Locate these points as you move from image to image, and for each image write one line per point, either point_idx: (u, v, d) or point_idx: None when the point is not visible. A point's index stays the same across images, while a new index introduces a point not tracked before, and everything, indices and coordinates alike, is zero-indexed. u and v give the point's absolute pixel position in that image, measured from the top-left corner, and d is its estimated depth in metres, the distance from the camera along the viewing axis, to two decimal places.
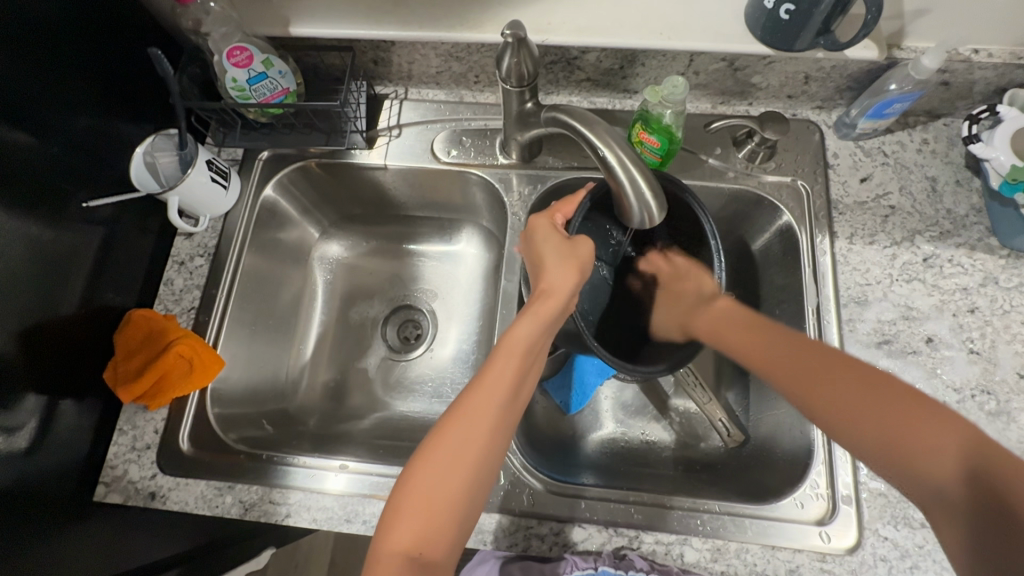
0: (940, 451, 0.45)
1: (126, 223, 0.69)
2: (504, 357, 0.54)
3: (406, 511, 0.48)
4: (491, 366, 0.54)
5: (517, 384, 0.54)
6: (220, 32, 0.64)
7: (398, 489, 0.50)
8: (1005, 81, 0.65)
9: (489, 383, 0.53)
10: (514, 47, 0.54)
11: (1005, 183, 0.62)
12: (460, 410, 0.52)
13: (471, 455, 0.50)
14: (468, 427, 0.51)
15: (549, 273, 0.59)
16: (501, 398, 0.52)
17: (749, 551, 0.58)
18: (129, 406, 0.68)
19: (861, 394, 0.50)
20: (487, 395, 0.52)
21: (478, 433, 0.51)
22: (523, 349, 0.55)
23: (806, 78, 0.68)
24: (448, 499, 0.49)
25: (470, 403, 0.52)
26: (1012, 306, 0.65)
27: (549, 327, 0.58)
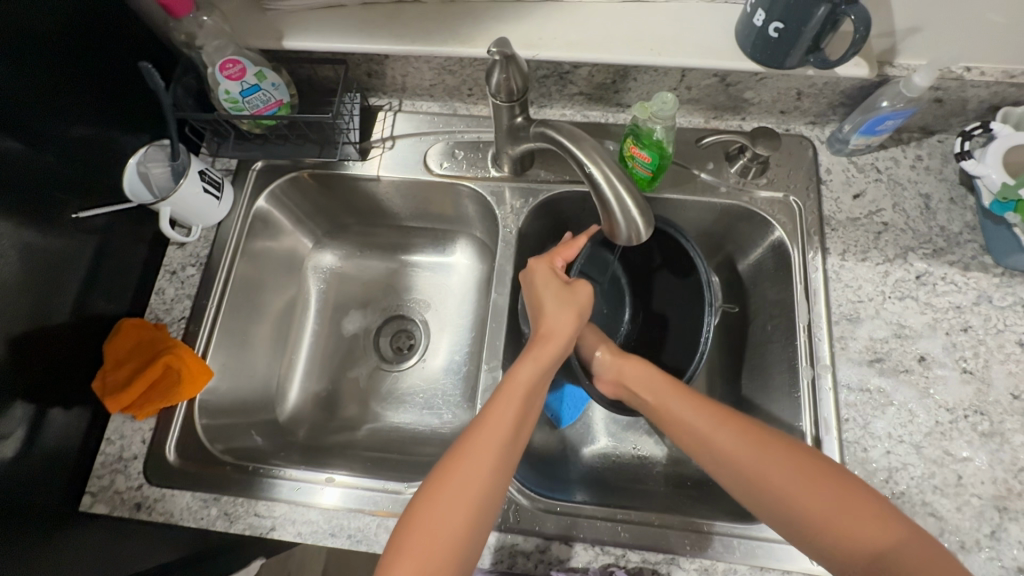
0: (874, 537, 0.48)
1: (118, 232, 0.69)
2: (504, 399, 0.55)
3: (406, 553, 0.47)
4: (492, 407, 0.55)
5: (518, 423, 0.55)
6: (213, 45, 0.64)
7: (399, 532, 0.49)
8: (998, 99, 0.65)
9: (490, 423, 0.54)
10: (503, 63, 0.55)
11: (995, 202, 0.62)
12: (461, 450, 0.52)
13: (474, 496, 0.50)
14: (472, 468, 0.51)
15: (550, 316, 0.60)
16: (503, 437, 0.53)
17: (738, 572, 0.58)
18: (117, 415, 0.68)
19: (791, 477, 0.52)
20: (491, 435, 0.53)
21: (481, 475, 0.51)
22: (525, 391, 0.56)
23: (799, 93, 0.68)
24: (450, 541, 0.48)
25: (470, 444, 0.52)
26: (1006, 325, 0.64)
27: (551, 368, 0.59)
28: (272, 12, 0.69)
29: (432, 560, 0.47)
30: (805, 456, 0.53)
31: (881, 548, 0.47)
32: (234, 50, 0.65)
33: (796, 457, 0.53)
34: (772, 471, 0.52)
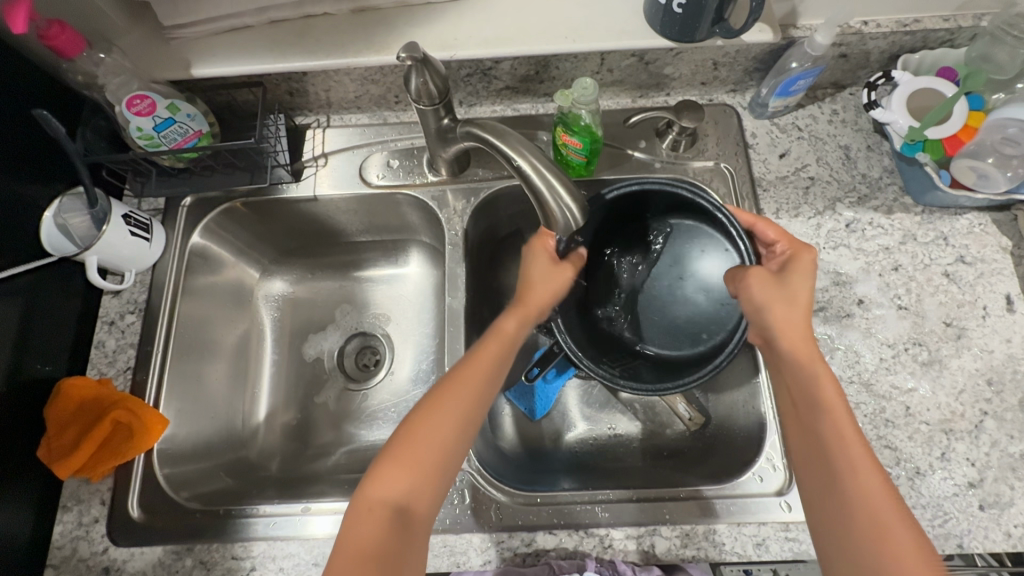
0: (883, 521, 0.46)
1: (45, 289, 0.65)
2: (496, 343, 0.59)
3: (395, 460, 0.52)
4: (482, 349, 0.59)
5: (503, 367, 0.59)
6: (115, 82, 0.61)
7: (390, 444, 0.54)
8: (896, 48, 0.69)
9: (479, 362, 0.58)
10: (417, 67, 0.54)
11: (904, 145, 0.66)
12: (453, 382, 0.56)
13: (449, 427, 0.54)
14: (452, 407, 0.55)
15: (539, 288, 0.62)
16: (480, 383, 0.56)
17: (717, 531, 0.60)
18: (71, 480, 0.64)
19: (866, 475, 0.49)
20: (468, 383, 0.56)
21: (457, 414, 0.54)
22: (506, 343, 0.60)
23: (714, 64, 0.71)
24: (434, 462, 0.53)
25: (452, 385, 0.56)
26: (931, 259, 0.68)
27: (502, 360, 0.59)
28: (176, 40, 0.66)
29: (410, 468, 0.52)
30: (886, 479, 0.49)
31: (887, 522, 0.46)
32: (138, 85, 0.62)
33: (841, 409, 0.52)
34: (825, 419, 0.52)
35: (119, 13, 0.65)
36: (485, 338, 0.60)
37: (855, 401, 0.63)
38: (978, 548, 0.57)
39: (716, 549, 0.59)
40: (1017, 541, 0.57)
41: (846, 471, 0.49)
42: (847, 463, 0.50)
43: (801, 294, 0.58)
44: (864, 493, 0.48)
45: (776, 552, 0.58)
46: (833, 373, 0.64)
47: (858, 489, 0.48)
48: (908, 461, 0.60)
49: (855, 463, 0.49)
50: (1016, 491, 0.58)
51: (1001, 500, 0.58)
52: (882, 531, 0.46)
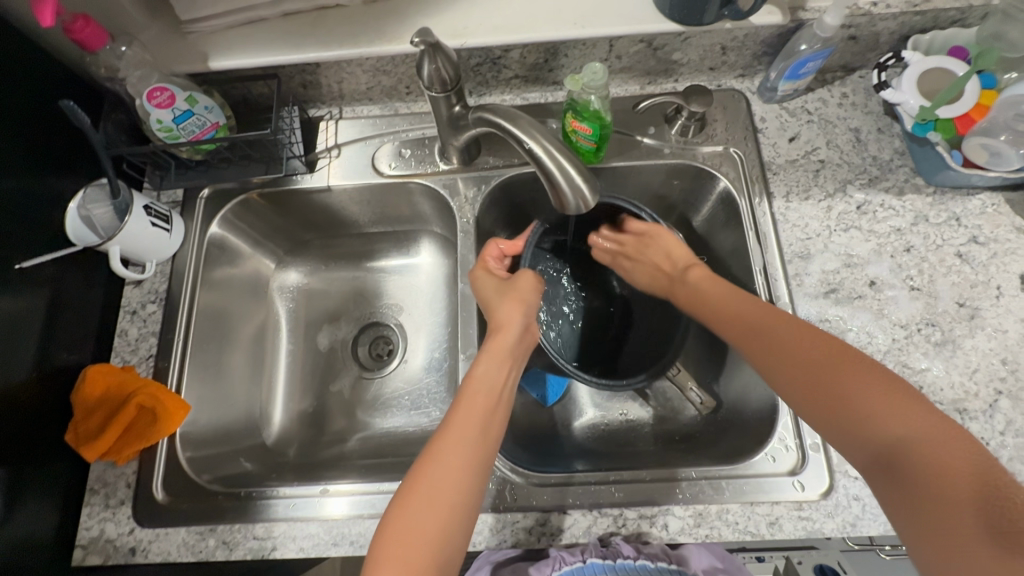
0: (902, 424, 0.44)
1: (70, 279, 0.67)
2: (473, 404, 0.56)
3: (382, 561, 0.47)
4: (462, 415, 0.55)
5: (488, 435, 0.55)
6: (135, 75, 0.63)
7: (375, 544, 0.49)
8: (906, 29, 0.69)
9: (461, 433, 0.54)
10: (429, 53, 0.55)
11: (916, 124, 0.66)
12: (434, 461, 0.52)
13: (445, 496, 0.50)
14: (444, 473, 0.51)
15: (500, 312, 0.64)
16: (470, 443, 0.53)
17: (730, 511, 0.60)
18: (97, 464, 0.66)
19: (856, 386, 0.47)
20: (455, 443, 0.53)
21: (452, 479, 0.51)
22: (484, 391, 0.57)
23: (723, 48, 0.71)
24: (428, 548, 0.48)
25: (438, 450, 0.53)
26: (944, 240, 0.68)
27: (489, 414, 0.56)
28: (193, 34, 0.68)
29: (409, 554, 0.48)
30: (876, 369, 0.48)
31: (903, 431, 0.44)
32: (157, 78, 0.63)
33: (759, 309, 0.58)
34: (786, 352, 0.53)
35: (138, 9, 0.67)
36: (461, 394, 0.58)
37: None
38: None
39: (728, 528, 0.59)
40: None
41: (837, 385, 0.48)
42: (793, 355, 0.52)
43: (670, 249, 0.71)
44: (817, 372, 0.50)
45: (789, 531, 0.59)
46: None
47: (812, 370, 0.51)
48: None
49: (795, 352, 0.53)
50: None
51: (1017, 478, 0.58)
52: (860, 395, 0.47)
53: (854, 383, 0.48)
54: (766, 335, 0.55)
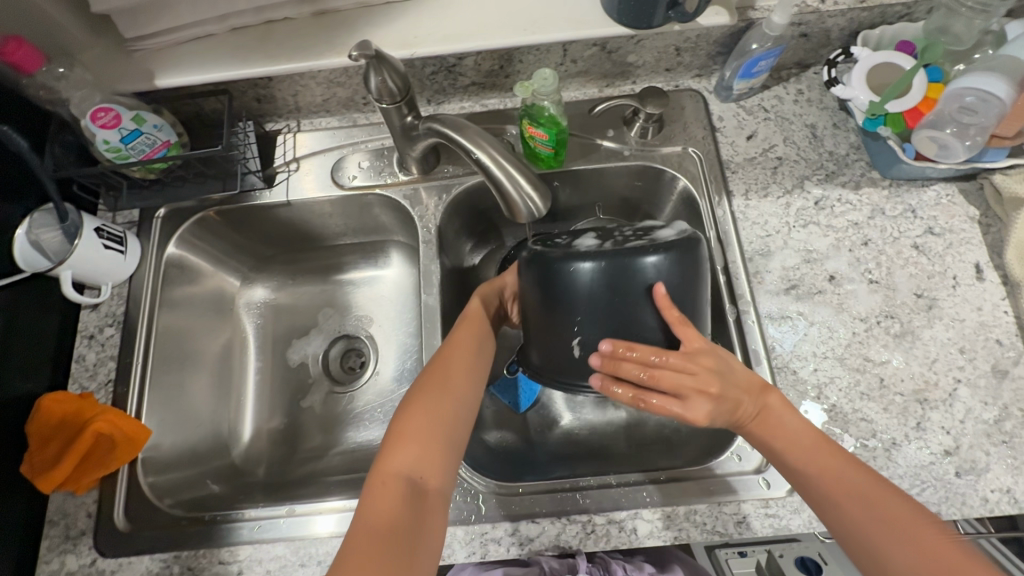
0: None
1: (22, 305, 0.66)
2: (467, 323, 0.65)
3: (402, 434, 0.55)
4: (458, 332, 0.64)
5: (484, 348, 0.64)
6: (78, 96, 0.61)
7: (395, 423, 0.57)
8: (855, 25, 0.69)
9: (459, 346, 0.63)
10: (375, 65, 0.55)
11: (866, 119, 0.67)
12: (444, 368, 0.60)
13: (453, 395, 0.59)
14: (454, 375, 0.60)
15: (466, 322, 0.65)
16: (474, 356, 0.63)
17: (698, 512, 0.60)
18: (56, 494, 0.65)
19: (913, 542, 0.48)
20: (462, 351, 0.62)
21: (457, 381, 0.60)
22: (478, 318, 0.66)
23: (677, 50, 0.71)
24: (440, 433, 0.56)
25: (446, 358, 0.61)
26: (900, 232, 0.69)
27: (485, 335, 0.66)
28: (139, 52, 0.67)
29: (423, 435, 0.55)
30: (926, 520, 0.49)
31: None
32: (101, 98, 0.62)
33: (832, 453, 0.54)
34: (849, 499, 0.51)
35: (81, 28, 0.66)
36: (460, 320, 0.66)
37: (829, 375, 0.63)
38: (956, 515, 0.57)
39: (697, 529, 0.59)
40: (994, 506, 0.57)
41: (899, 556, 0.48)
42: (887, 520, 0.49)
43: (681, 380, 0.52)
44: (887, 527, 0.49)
45: (757, 529, 0.59)
46: (807, 350, 0.65)
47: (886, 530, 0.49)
48: (884, 433, 0.61)
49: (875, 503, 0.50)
50: (992, 456, 0.59)
51: (977, 466, 0.59)
52: (924, 545, 0.47)
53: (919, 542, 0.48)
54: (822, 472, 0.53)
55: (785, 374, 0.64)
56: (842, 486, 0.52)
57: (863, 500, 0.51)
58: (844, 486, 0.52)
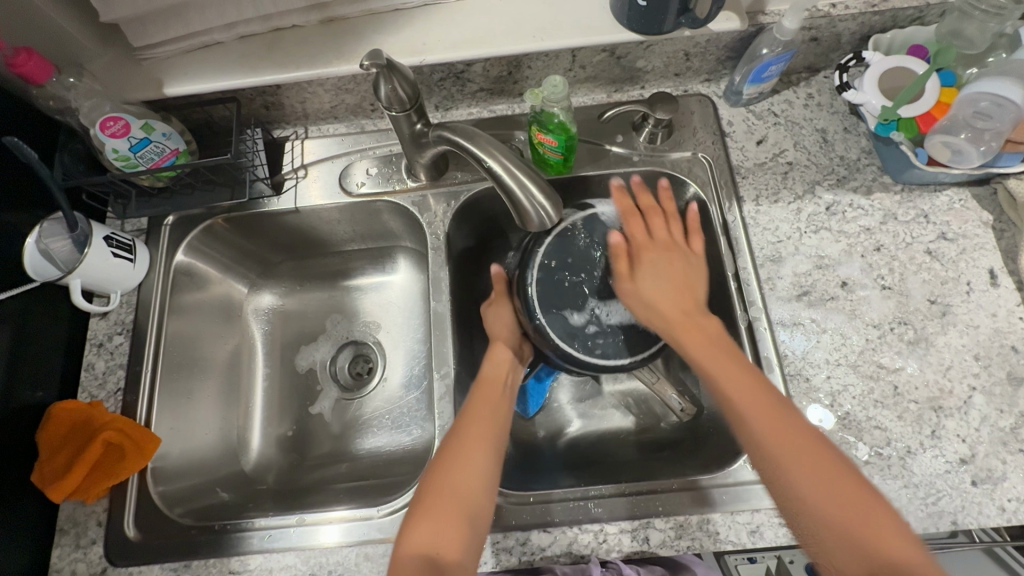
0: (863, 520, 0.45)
1: (32, 314, 0.66)
2: (487, 391, 0.65)
3: (425, 509, 0.54)
4: (478, 400, 0.64)
5: (502, 416, 0.63)
6: (87, 105, 0.61)
7: (417, 497, 0.56)
8: (866, 29, 0.69)
9: (479, 416, 0.62)
10: (385, 74, 0.55)
11: (878, 124, 0.66)
12: (464, 431, 0.60)
13: (475, 460, 0.57)
14: (473, 439, 0.59)
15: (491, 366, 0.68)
16: (494, 419, 0.62)
17: (711, 521, 0.60)
18: (66, 503, 0.65)
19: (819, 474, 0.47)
20: (481, 416, 0.62)
21: (478, 444, 0.59)
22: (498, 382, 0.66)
23: (686, 54, 0.71)
24: (460, 500, 0.54)
25: (466, 422, 0.61)
26: (913, 238, 0.68)
27: (503, 398, 0.65)
28: (148, 61, 0.67)
29: (443, 507, 0.54)
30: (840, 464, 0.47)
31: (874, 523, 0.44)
32: (110, 107, 0.62)
33: (769, 399, 0.51)
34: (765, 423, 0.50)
35: (89, 38, 0.66)
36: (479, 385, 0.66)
37: (842, 382, 0.63)
38: (972, 524, 0.56)
39: (710, 539, 0.59)
40: (1011, 515, 0.56)
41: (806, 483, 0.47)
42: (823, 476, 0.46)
43: (697, 281, 0.63)
44: (822, 486, 0.46)
45: (771, 538, 0.58)
46: (820, 357, 0.64)
47: (828, 487, 0.46)
48: (898, 441, 0.60)
49: (811, 457, 0.47)
50: (1008, 465, 0.58)
51: (993, 474, 0.58)
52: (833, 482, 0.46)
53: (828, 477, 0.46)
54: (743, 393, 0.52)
55: (797, 382, 0.63)
56: (770, 415, 0.50)
57: (781, 425, 0.49)
58: (772, 416, 0.50)
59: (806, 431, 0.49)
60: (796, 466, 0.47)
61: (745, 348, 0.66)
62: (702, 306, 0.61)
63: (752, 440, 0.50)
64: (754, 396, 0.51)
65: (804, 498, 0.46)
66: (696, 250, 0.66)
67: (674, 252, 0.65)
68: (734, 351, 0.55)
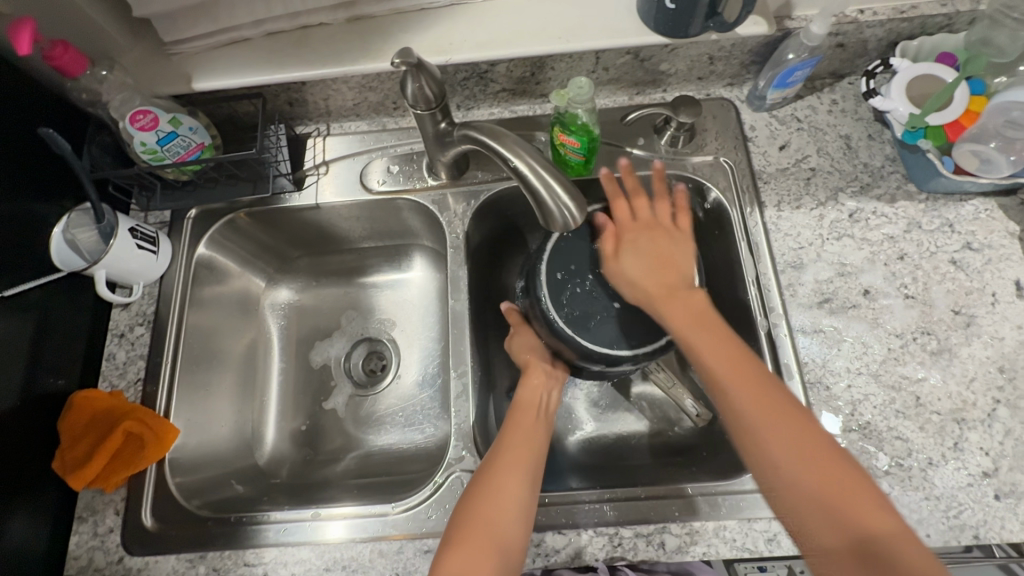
0: (862, 510, 0.46)
1: (57, 303, 0.66)
2: (523, 417, 0.64)
3: (460, 540, 0.53)
4: (515, 429, 0.63)
5: (538, 445, 0.62)
6: (118, 99, 0.62)
7: (454, 523, 0.56)
8: (894, 36, 0.68)
9: (516, 446, 0.60)
10: (413, 72, 0.55)
11: (905, 132, 0.65)
12: (501, 459, 0.59)
13: (512, 489, 0.57)
14: (511, 468, 0.58)
15: (525, 390, 0.67)
16: (532, 450, 0.61)
17: (727, 527, 0.59)
18: (85, 491, 0.65)
19: (794, 442, 0.49)
20: (519, 445, 0.61)
21: (515, 472, 0.58)
22: (535, 409, 0.65)
23: (710, 58, 0.71)
24: (497, 529, 0.54)
25: (504, 450, 0.60)
26: (937, 247, 0.67)
27: (541, 426, 0.64)
28: (177, 56, 0.68)
29: (480, 536, 0.53)
30: (816, 432, 0.50)
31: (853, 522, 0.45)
32: (140, 100, 0.63)
33: (736, 350, 0.54)
34: (748, 403, 0.51)
35: (121, 32, 0.67)
36: (513, 411, 0.65)
37: (863, 392, 0.62)
38: (994, 539, 0.56)
39: (726, 545, 0.58)
40: None
41: (780, 465, 0.49)
42: (766, 417, 0.50)
43: (682, 258, 0.62)
44: (813, 476, 0.48)
45: (788, 547, 0.58)
46: (840, 366, 0.64)
47: (843, 507, 0.46)
48: (920, 452, 0.59)
49: (777, 410, 0.51)
50: None
51: (1017, 489, 0.57)
52: (815, 461, 0.48)
53: (806, 452, 0.49)
54: (740, 395, 0.52)
55: (817, 390, 0.63)
56: (757, 398, 0.51)
57: (762, 400, 0.51)
58: (759, 396, 0.52)
59: (805, 429, 0.50)
60: (764, 427, 0.50)
61: (764, 354, 0.66)
62: (690, 279, 0.61)
63: (761, 451, 0.50)
64: (772, 406, 0.51)
65: (797, 500, 0.48)
66: (683, 227, 0.65)
67: (656, 230, 0.64)
68: (727, 347, 0.55)
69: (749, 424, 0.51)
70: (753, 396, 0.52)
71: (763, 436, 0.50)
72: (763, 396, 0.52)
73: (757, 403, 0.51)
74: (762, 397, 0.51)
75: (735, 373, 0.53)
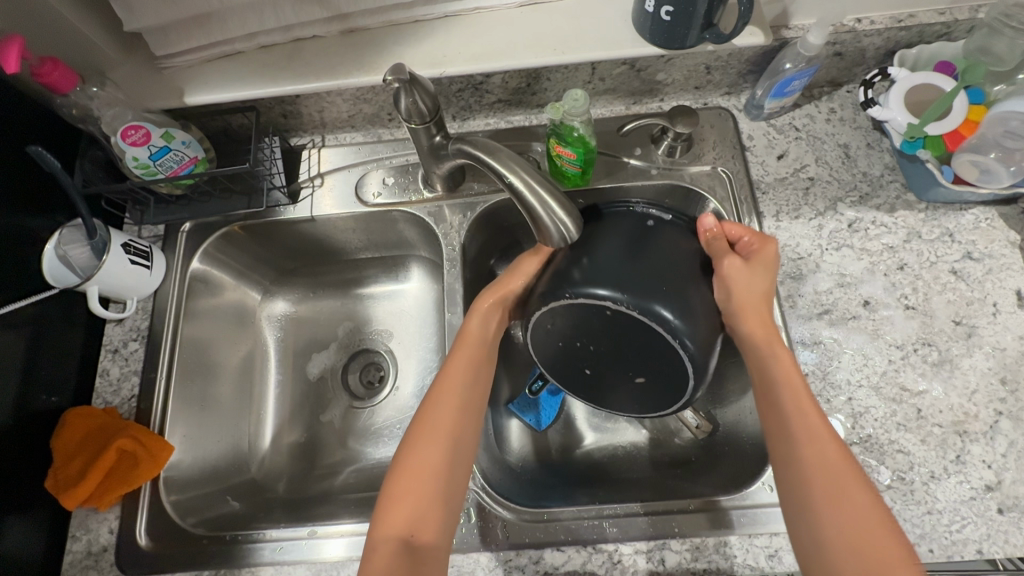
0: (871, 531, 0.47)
1: (50, 320, 0.66)
2: (462, 351, 0.63)
3: (399, 491, 0.55)
4: (451, 368, 0.62)
5: (475, 381, 0.62)
6: (109, 114, 0.62)
7: (393, 475, 0.56)
8: (892, 44, 0.68)
9: (449, 388, 0.60)
10: (406, 87, 0.54)
11: (905, 142, 0.65)
12: (436, 405, 0.59)
13: (445, 433, 0.58)
14: (443, 411, 0.59)
15: (469, 321, 0.65)
16: (464, 387, 0.61)
17: (727, 543, 0.59)
18: (79, 510, 0.64)
19: (842, 501, 0.49)
20: (453, 385, 0.60)
21: (448, 417, 0.59)
22: (476, 342, 0.63)
23: (707, 68, 0.70)
24: (433, 474, 0.55)
25: (437, 394, 0.60)
26: (937, 257, 0.67)
27: (480, 363, 0.63)
28: (170, 69, 0.67)
29: (416, 487, 0.55)
30: (863, 486, 0.50)
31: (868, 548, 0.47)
32: (132, 116, 0.62)
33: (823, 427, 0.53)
34: (819, 482, 0.50)
35: (113, 48, 0.66)
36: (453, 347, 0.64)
37: (864, 405, 0.62)
38: (999, 553, 0.55)
39: (727, 561, 0.58)
40: None
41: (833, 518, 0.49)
42: (824, 476, 0.50)
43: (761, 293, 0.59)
44: (847, 518, 0.48)
45: (790, 563, 0.57)
46: (841, 378, 0.63)
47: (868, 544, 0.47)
48: (922, 465, 0.59)
49: (834, 468, 0.51)
50: None
51: (1021, 503, 0.57)
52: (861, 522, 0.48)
53: (847, 512, 0.48)
54: (812, 452, 0.52)
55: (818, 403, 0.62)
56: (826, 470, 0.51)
57: (841, 481, 0.50)
58: (827, 468, 0.51)
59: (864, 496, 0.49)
60: (812, 466, 0.51)
61: None
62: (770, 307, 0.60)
63: (815, 513, 0.50)
64: (839, 474, 0.50)
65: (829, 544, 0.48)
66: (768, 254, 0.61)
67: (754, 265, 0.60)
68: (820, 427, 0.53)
69: (816, 495, 0.50)
70: (831, 474, 0.50)
71: (816, 494, 0.50)
72: (838, 469, 0.51)
73: (828, 479, 0.50)
74: (833, 471, 0.50)
75: (827, 459, 0.51)
